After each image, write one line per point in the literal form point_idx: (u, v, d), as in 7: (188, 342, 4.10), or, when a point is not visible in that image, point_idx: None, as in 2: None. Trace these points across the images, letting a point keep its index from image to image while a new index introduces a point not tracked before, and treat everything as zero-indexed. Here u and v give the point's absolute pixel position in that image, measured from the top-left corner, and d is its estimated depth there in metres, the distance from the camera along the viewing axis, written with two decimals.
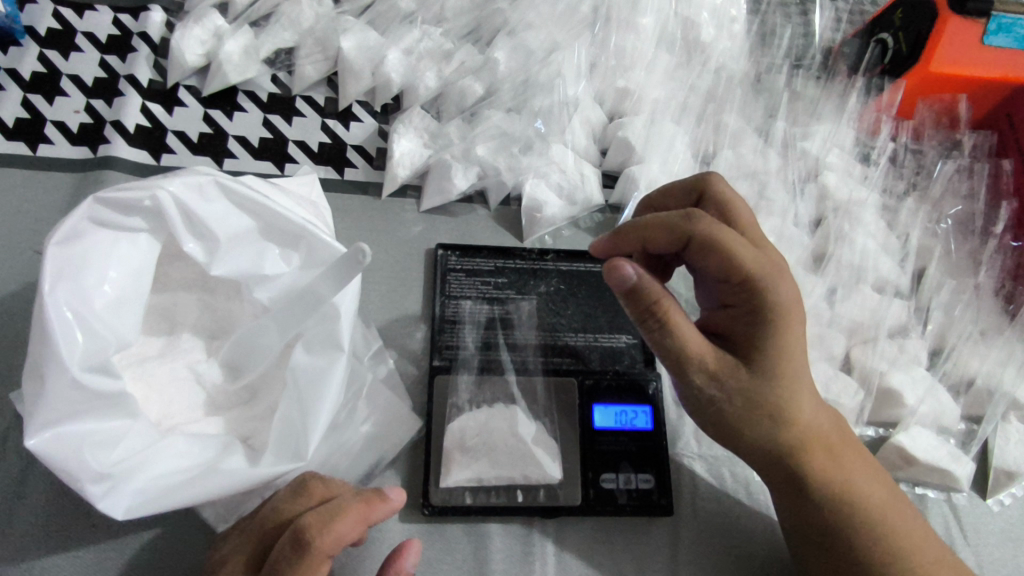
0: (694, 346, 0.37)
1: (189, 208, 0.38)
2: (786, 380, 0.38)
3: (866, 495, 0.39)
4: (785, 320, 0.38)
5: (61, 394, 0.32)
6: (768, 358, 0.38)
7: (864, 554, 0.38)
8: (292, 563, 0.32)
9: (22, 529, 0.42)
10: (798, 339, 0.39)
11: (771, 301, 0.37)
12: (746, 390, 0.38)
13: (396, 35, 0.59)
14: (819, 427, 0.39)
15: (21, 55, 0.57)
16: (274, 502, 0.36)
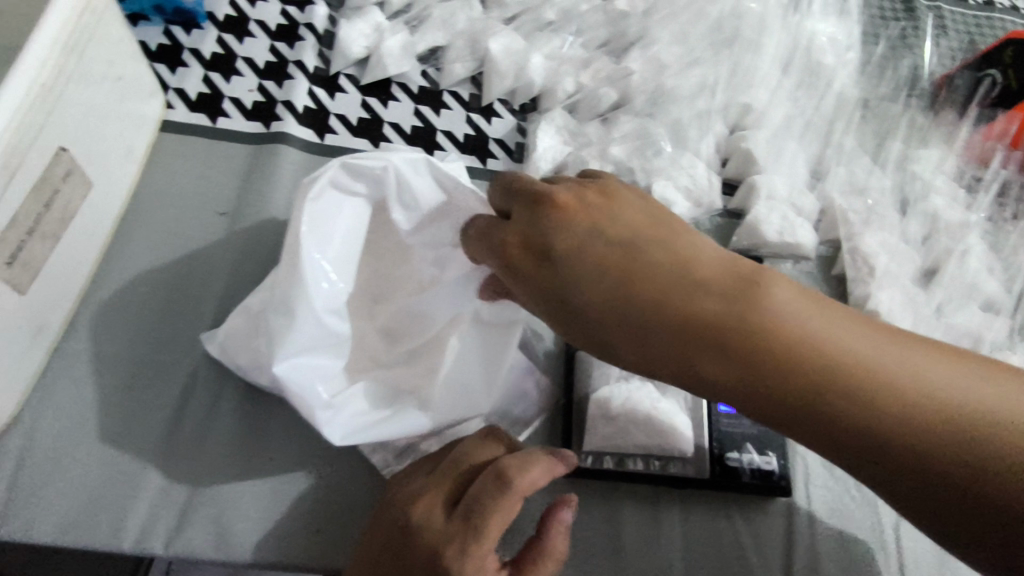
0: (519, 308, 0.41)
1: (406, 180, 0.43)
2: (644, 269, 0.36)
3: (885, 372, 0.32)
4: (616, 259, 0.36)
5: (307, 330, 0.38)
6: (563, 309, 0.37)
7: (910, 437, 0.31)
8: (495, 496, 0.37)
9: (209, 459, 0.47)
10: (598, 267, 0.36)
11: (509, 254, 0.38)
12: (640, 293, 0.35)
13: (540, 42, 0.64)
14: (750, 308, 0.33)
15: (202, 37, 0.63)
16: (462, 447, 0.42)
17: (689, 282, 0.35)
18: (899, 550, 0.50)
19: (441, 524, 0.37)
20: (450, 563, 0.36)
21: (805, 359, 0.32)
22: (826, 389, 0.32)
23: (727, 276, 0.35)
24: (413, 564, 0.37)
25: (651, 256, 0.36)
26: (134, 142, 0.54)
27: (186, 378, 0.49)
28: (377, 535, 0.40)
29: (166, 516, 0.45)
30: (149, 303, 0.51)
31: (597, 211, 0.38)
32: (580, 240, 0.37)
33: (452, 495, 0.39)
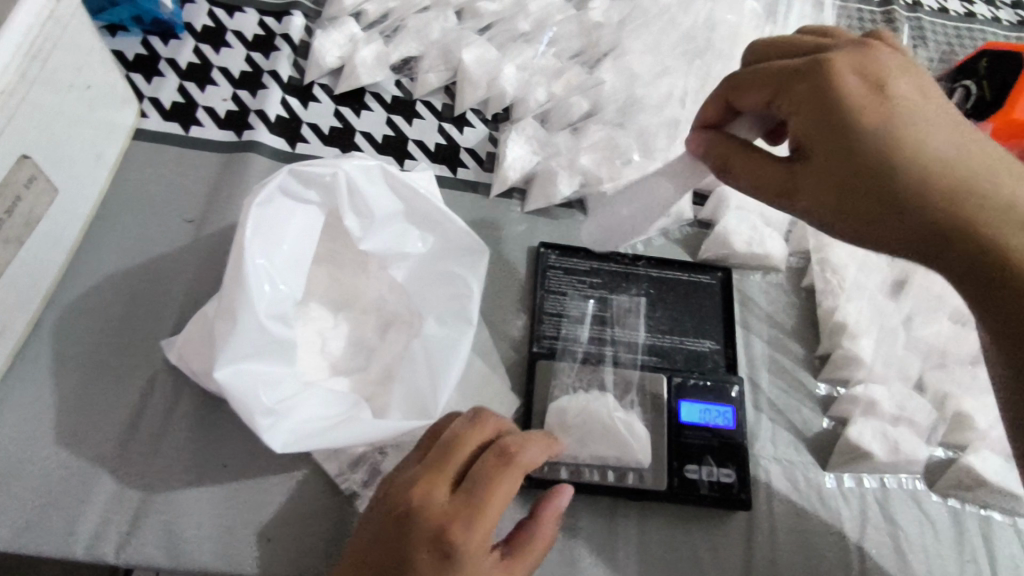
0: (756, 186, 0.43)
1: (357, 187, 0.43)
2: (966, 167, 0.38)
3: (997, 191, 0.37)
4: (914, 131, 0.39)
5: (247, 334, 0.38)
6: (783, 181, 0.41)
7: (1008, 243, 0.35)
8: (499, 470, 0.38)
9: (165, 463, 0.48)
10: (878, 125, 0.39)
11: (823, 88, 0.40)
12: (883, 122, 0.39)
13: (513, 52, 0.64)
14: (987, 191, 0.37)
15: (179, 47, 0.64)
16: (454, 430, 0.40)
17: (941, 161, 0.38)
18: (861, 567, 0.49)
19: (445, 503, 0.36)
20: (460, 541, 0.35)
21: (997, 247, 0.36)
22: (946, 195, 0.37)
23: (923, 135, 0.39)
24: (417, 545, 0.35)
25: (898, 111, 0.39)
26: (105, 149, 0.55)
27: (146, 384, 0.50)
28: (368, 531, 0.37)
29: (119, 520, 0.45)
30: (112, 309, 0.52)
31: (869, 80, 0.40)
32: (856, 84, 0.40)
33: (451, 480, 0.38)
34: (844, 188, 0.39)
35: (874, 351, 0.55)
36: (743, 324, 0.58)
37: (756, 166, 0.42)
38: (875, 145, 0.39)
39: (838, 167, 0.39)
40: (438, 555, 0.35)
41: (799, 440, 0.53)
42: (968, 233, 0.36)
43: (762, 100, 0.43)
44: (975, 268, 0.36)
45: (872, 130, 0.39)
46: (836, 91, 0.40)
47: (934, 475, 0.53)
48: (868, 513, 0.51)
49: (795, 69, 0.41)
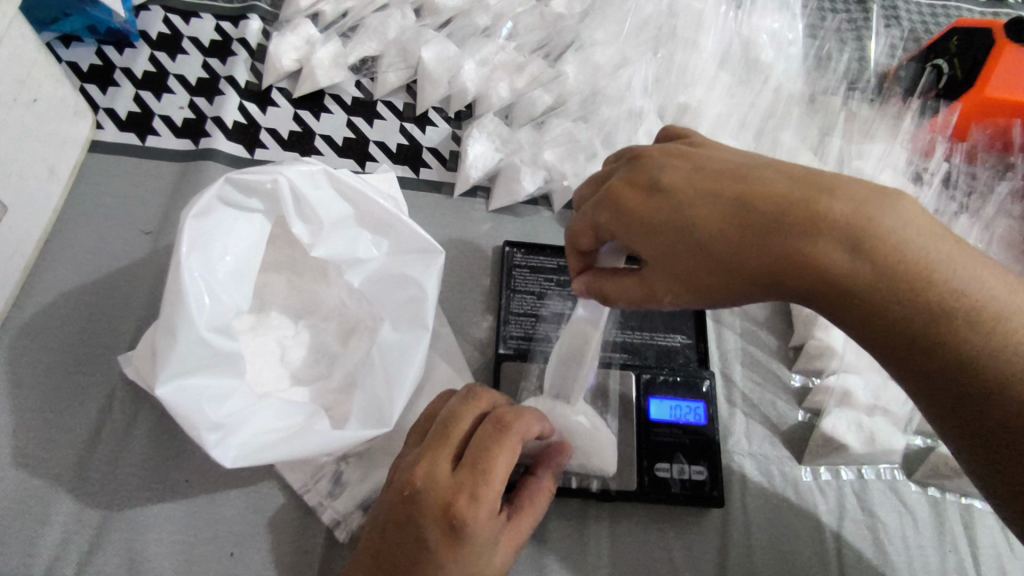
0: (637, 303, 0.39)
1: (301, 192, 0.43)
2: (800, 212, 0.32)
3: (845, 236, 0.32)
4: (732, 209, 0.34)
5: (189, 348, 0.37)
6: (650, 299, 0.38)
7: (889, 302, 0.32)
8: (498, 439, 0.38)
9: (125, 481, 0.46)
10: (694, 227, 0.34)
11: (632, 216, 0.36)
12: (702, 217, 0.34)
13: (473, 47, 0.63)
14: (836, 244, 0.32)
15: (134, 56, 0.63)
16: (450, 409, 0.41)
17: (772, 231, 0.33)
18: (840, 560, 0.48)
19: (449, 477, 0.37)
20: (466, 513, 0.35)
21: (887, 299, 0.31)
22: (804, 272, 0.32)
23: (742, 206, 0.34)
24: (427, 522, 0.36)
25: (710, 194, 0.35)
26: (58, 163, 0.54)
27: (104, 401, 0.49)
28: (385, 511, 0.38)
29: (79, 541, 0.44)
30: (70, 325, 0.51)
31: (668, 183, 0.36)
32: (651, 198, 0.36)
33: (453, 455, 0.38)
34: (709, 289, 0.35)
35: (847, 340, 0.54)
36: (714, 317, 0.57)
37: (620, 287, 0.39)
38: (705, 248, 0.34)
39: (689, 277, 0.35)
40: (448, 529, 0.35)
41: (773, 432, 0.52)
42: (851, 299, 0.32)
43: (590, 236, 0.39)
44: (857, 325, 0.33)
45: (695, 235, 0.34)
46: (638, 218, 0.36)
47: (913, 465, 0.52)
48: (846, 506, 0.50)
49: (602, 203, 0.38)
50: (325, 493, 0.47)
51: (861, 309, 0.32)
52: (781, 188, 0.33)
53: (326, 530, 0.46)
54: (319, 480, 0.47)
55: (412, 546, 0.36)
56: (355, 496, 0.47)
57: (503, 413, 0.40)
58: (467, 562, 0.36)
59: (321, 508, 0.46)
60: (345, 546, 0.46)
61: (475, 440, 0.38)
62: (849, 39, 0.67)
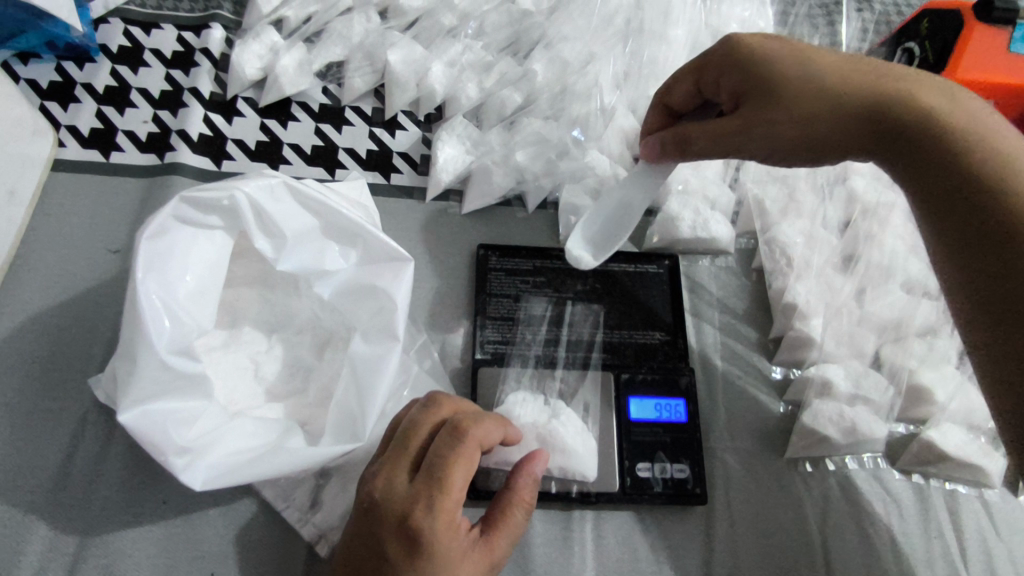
0: (718, 134, 0.45)
1: (261, 208, 0.42)
2: (894, 76, 0.43)
3: (923, 91, 0.42)
4: (839, 65, 0.44)
5: (150, 373, 0.36)
6: (736, 128, 0.44)
7: (953, 138, 0.40)
8: (453, 447, 0.38)
9: (100, 505, 0.46)
10: (808, 66, 0.44)
11: (749, 56, 0.45)
12: (813, 61, 0.44)
13: (440, 49, 0.62)
14: (919, 93, 0.42)
15: (95, 70, 0.62)
16: (410, 418, 0.41)
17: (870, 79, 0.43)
18: (825, 550, 0.48)
19: (406, 489, 0.37)
20: (421, 524, 0.36)
21: (953, 140, 0.40)
22: (894, 106, 0.42)
23: (850, 64, 0.44)
24: (386, 536, 0.36)
25: (822, 54, 0.45)
26: (18, 185, 0.53)
27: (77, 425, 0.48)
28: (351, 527, 0.39)
29: (55, 568, 0.44)
30: (38, 349, 0.50)
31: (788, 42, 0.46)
32: (773, 44, 0.45)
33: (412, 465, 0.39)
34: (808, 116, 0.43)
35: (826, 329, 0.54)
36: (693, 312, 0.56)
37: (704, 126, 0.45)
38: (818, 84, 0.43)
39: (792, 104, 0.43)
40: (406, 542, 0.36)
41: (756, 426, 0.52)
42: (925, 135, 0.41)
43: (691, 87, 0.48)
44: (924, 159, 0.41)
45: (813, 72, 0.43)
46: (755, 54, 0.45)
47: (895, 452, 0.52)
48: (830, 497, 0.50)
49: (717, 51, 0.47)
50: (304, 509, 0.46)
51: (928, 143, 0.41)
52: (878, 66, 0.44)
53: (307, 546, 0.46)
54: (299, 496, 0.47)
55: (373, 561, 0.36)
56: (335, 509, 0.47)
57: (460, 421, 0.40)
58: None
59: (300, 524, 0.46)
60: (326, 560, 0.45)
61: (432, 450, 0.38)
62: (820, 21, 0.68)
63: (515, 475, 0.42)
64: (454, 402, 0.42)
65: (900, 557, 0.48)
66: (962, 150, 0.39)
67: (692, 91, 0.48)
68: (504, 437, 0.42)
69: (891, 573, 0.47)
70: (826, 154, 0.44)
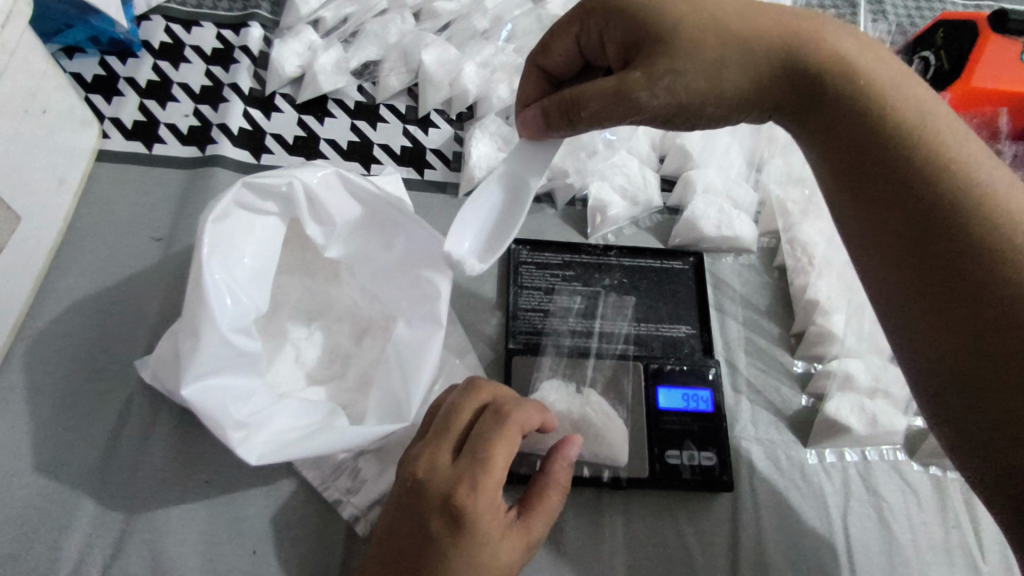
0: (613, 93, 0.40)
1: (314, 196, 0.44)
2: (802, 21, 0.42)
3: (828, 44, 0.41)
4: (741, 12, 0.41)
5: (212, 350, 0.38)
6: (627, 87, 0.40)
7: (854, 96, 0.40)
8: (496, 430, 0.40)
9: (146, 483, 0.47)
10: (709, 19, 0.41)
11: (642, 12, 0.42)
12: (711, 13, 0.41)
13: (473, 50, 0.64)
14: (828, 45, 0.41)
15: (137, 65, 0.64)
16: (451, 401, 0.43)
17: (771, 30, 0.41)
18: (848, 538, 0.49)
19: (450, 468, 0.39)
20: (466, 503, 0.37)
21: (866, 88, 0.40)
22: (809, 63, 0.41)
23: (752, 14, 0.41)
24: (430, 512, 0.38)
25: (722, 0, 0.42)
26: (67, 174, 0.54)
27: (123, 406, 0.49)
28: (394, 504, 0.40)
29: (103, 543, 0.45)
30: (84, 333, 0.51)
31: None
32: None
33: (454, 447, 0.40)
34: (716, 70, 0.40)
35: (846, 325, 0.55)
36: (717, 308, 0.58)
37: (596, 88, 0.40)
38: (719, 30, 0.40)
39: (686, 51, 0.40)
40: (450, 518, 0.37)
41: (779, 418, 0.54)
42: (849, 87, 0.40)
43: (574, 45, 0.45)
44: (832, 121, 0.41)
45: (687, 14, 0.41)
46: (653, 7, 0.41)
47: (915, 445, 0.53)
48: (851, 487, 0.51)
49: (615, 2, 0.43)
50: (344, 489, 0.48)
51: (838, 103, 0.40)
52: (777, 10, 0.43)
53: (345, 526, 0.47)
54: (339, 477, 0.48)
55: (417, 536, 0.38)
56: (373, 491, 0.48)
57: (499, 407, 0.41)
58: (470, 555, 0.37)
59: (340, 504, 0.47)
60: (364, 540, 0.47)
61: (474, 432, 0.40)
62: None
63: (550, 460, 0.44)
64: (494, 389, 0.44)
65: (919, 546, 0.49)
66: (880, 112, 0.39)
67: (573, 52, 0.46)
68: (542, 424, 0.44)
69: (910, 560, 0.49)
70: (740, 108, 0.42)
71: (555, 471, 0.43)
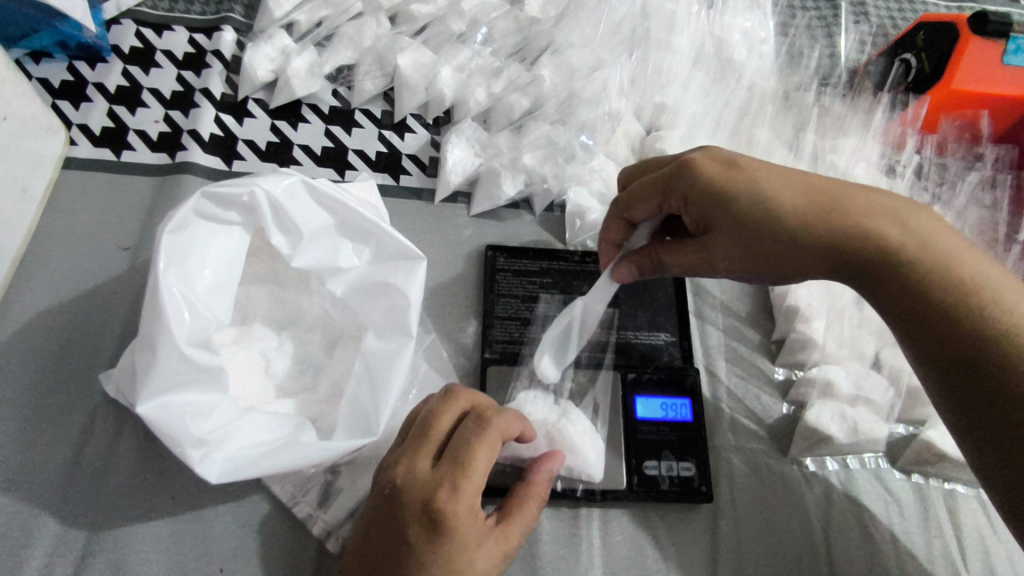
0: (693, 264, 0.44)
1: (279, 204, 0.43)
2: (860, 200, 0.41)
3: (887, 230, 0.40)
4: (794, 192, 0.41)
5: (171, 364, 0.37)
6: (704, 260, 0.43)
7: (915, 283, 0.39)
8: (476, 435, 0.39)
9: (109, 502, 0.45)
10: (763, 201, 0.40)
11: (701, 189, 0.42)
12: (766, 191, 0.41)
13: (449, 54, 0.63)
14: (886, 230, 0.40)
15: (107, 70, 0.62)
16: (429, 408, 0.41)
17: (829, 213, 0.40)
18: (829, 549, 0.49)
19: (428, 474, 0.38)
20: (445, 507, 0.36)
21: (926, 269, 0.39)
22: (864, 248, 0.40)
23: (811, 193, 0.41)
24: (407, 520, 0.36)
25: (771, 177, 0.41)
26: (31, 182, 0.53)
27: (87, 421, 0.48)
28: (370, 514, 0.39)
29: (64, 564, 0.43)
30: (47, 346, 0.50)
31: (744, 162, 0.42)
32: (716, 167, 0.42)
33: (434, 454, 0.39)
34: (771, 251, 0.41)
35: (826, 332, 0.55)
36: (698, 314, 0.57)
37: (676, 255, 0.44)
38: (781, 222, 0.40)
39: (743, 236, 0.41)
40: (427, 525, 0.36)
41: (759, 427, 0.53)
42: (906, 276, 0.39)
43: (655, 207, 0.45)
44: (900, 303, 0.40)
45: (751, 201, 0.41)
46: (709, 185, 0.42)
47: (896, 453, 0.53)
48: (833, 496, 0.51)
49: (673, 174, 0.43)
50: (314, 504, 0.47)
51: (901, 284, 0.39)
52: (827, 183, 0.41)
53: (316, 542, 0.46)
54: (309, 491, 0.47)
55: (392, 545, 0.37)
56: (344, 506, 0.47)
57: (478, 415, 0.40)
58: (446, 560, 0.36)
59: (310, 519, 0.46)
60: (335, 556, 0.45)
61: (454, 439, 0.39)
62: (820, 34, 0.72)
63: (529, 470, 0.43)
64: (475, 395, 0.42)
65: (901, 556, 0.49)
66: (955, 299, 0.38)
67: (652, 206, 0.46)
68: (522, 431, 0.43)
69: (892, 570, 0.48)
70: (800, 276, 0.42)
71: (535, 479, 0.42)
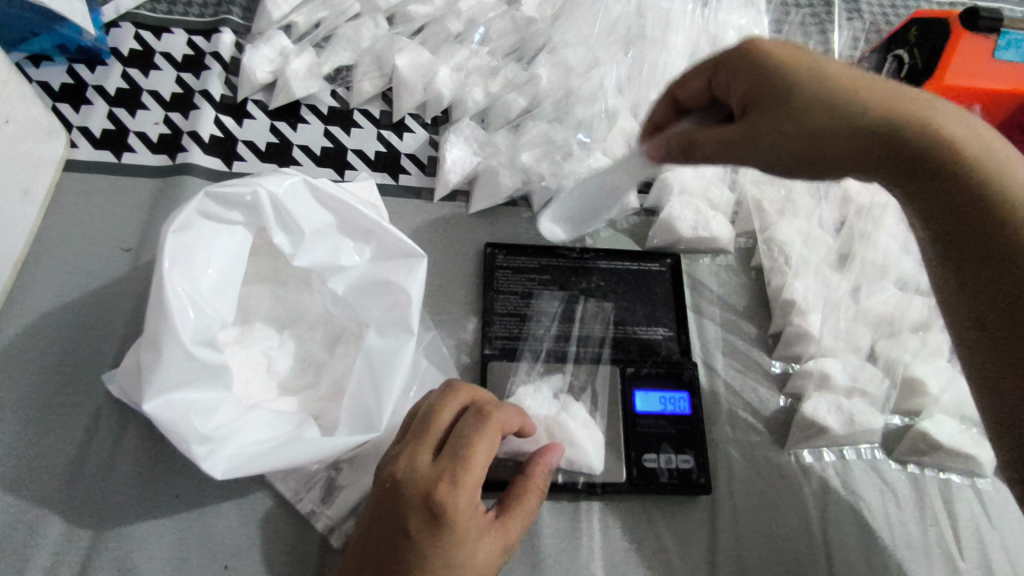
0: (733, 143, 0.43)
1: (280, 203, 0.43)
2: (915, 99, 0.40)
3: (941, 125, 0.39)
4: (849, 77, 0.41)
5: (174, 362, 0.38)
6: (746, 140, 0.42)
7: (957, 179, 0.38)
8: (476, 428, 0.39)
9: (115, 500, 0.46)
10: (817, 79, 0.41)
11: (757, 62, 0.43)
12: (821, 71, 0.41)
13: (447, 54, 0.64)
14: (938, 122, 0.39)
15: (107, 73, 0.63)
16: (430, 403, 0.42)
17: (881, 100, 0.40)
18: (826, 538, 0.49)
19: (429, 467, 0.38)
20: (445, 499, 0.36)
21: (974, 167, 0.38)
22: (914, 134, 0.39)
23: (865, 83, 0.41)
24: (409, 512, 0.37)
25: (827, 64, 0.42)
26: (32, 184, 0.53)
27: (91, 420, 0.48)
28: (372, 507, 0.39)
29: (71, 561, 0.44)
30: (51, 347, 0.50)
31: (803, 49, 0.43)
32: (776, 45, 0.43)
33: (434, 446, 0.39)
34: (819, 129, 0.40)
35: (823, 325, 0.55)
36: (695, 309, 0.58)
37: (714, 133, 0.44)
38: (832, 100, 0.40)
39: (791, 110, 0.41)
40: (428, 517, 0.37)
41: (757, 421, 0.54)
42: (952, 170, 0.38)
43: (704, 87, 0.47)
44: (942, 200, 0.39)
45: (804, 75, 0.41)
46: (764, 59, 0.42)
47: (891, 444, 0.54)
48: (830, 488, 0.51)
49: (732, 53, 0.44)
50: (317, 501, 0.47)
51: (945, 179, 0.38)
52: (885, 82, 0.42)
53: (319, 537, 0.47)
54: (312, 488, 0.48)
55: (393, 538, 0.37)
56: (346, 502, 0.47)
57: (479, 408, 0.41)
58: (447, 551, 0.36)
59: (313, 515, 0.47)
60: (338, 551, 0.46)
61: (455, 432, 0.39)
62: (814, 34, 0.72)
63: (528, 464, 0.44)
64: (475, 390, 0.43)
65: (896, 545, 0.49)
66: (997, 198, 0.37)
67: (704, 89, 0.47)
68: (521, 426, 0.43)
69: (888, 559, 0.49)
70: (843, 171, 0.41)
71: (534, 473, 0.43)
